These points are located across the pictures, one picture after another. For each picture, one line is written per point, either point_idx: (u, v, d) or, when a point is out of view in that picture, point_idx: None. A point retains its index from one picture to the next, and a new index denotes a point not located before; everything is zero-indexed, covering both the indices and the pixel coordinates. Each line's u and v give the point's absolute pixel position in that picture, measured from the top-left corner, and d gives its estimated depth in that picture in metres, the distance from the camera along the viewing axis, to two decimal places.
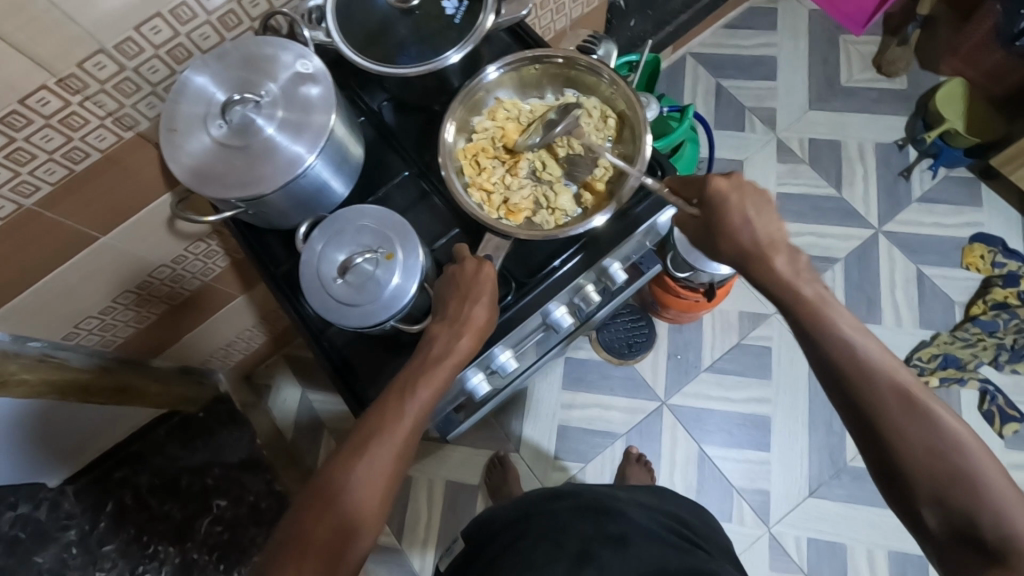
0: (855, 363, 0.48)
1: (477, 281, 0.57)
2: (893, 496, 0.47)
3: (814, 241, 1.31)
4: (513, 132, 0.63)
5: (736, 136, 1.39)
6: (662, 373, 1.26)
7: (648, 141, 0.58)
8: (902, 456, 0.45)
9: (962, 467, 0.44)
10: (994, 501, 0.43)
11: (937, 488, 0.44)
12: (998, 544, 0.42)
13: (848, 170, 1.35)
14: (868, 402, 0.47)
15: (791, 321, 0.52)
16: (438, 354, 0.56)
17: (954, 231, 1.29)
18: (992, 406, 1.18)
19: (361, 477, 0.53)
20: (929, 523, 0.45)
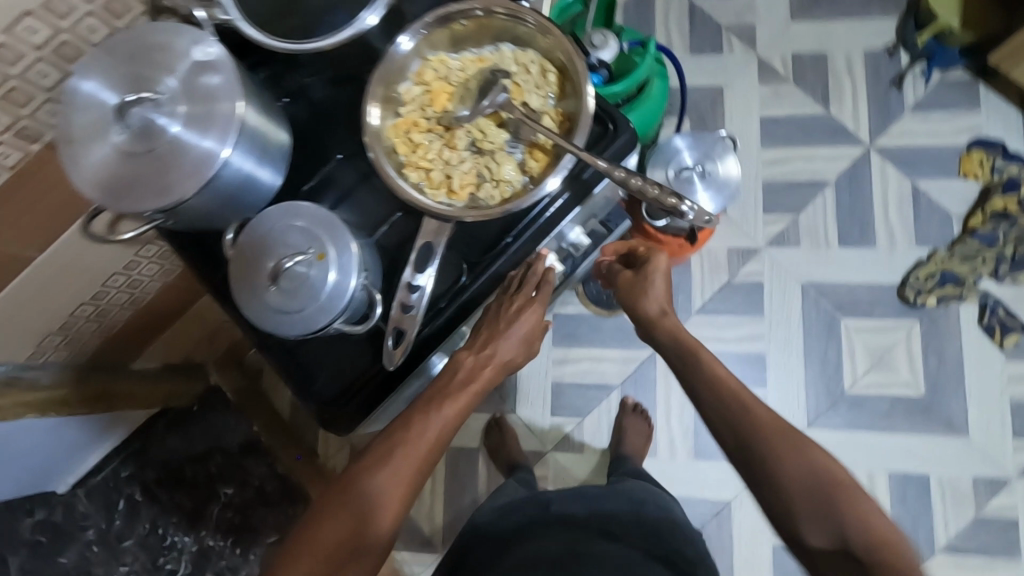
0: (734, 408, 0.62)
1: (514, 310, 0.63)
2: (785, 525, 0.58)
3: (802, 166, 1.25)
4: (445, 100, 0.57)
5: (713, 60, 1.30)
6: None
7: (590, 96, 0.53)
8: (783, 483, 0.58)
9: (834, 489, 0.56)
10: (858, 514, 0.55)
11: (814, 505, 0.56)
12: (866, 552, 0.54)
13: (835, 85, 1.26)
14: (751, 437, 0.60)
15: (697, 380, 0.65)
16: (464, 376, 0.63)
17: (950, 139, 1.22)
18: (992, 320, 1.15)
19: (381, 483, 0.58)
20: (814, 540, 0.56)
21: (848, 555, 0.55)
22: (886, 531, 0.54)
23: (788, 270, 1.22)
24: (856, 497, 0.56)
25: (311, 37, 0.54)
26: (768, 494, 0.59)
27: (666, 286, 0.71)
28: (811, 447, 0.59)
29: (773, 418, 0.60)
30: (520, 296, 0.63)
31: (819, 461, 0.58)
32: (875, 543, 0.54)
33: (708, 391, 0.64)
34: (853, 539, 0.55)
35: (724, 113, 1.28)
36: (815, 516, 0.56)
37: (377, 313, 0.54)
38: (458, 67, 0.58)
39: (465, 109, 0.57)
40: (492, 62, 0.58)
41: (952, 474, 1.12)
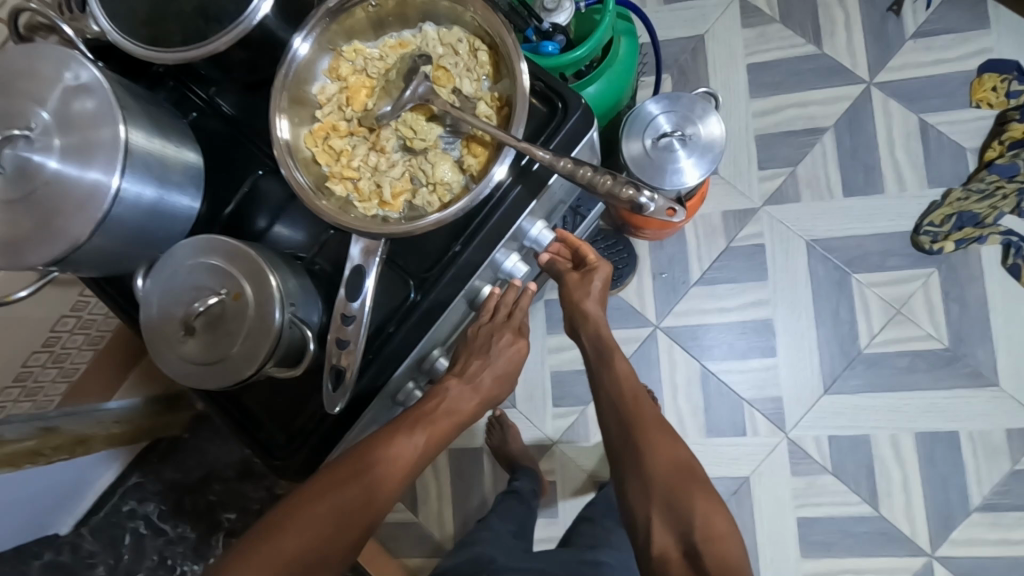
0: (627, 399, 0.72)
1: (504, 343, 0.65)
2: (640, 507, 0.65)
3: (797, 113, 1.15)
4: (365, 97, 0.50)
5: (691, 7, 1.19)
6: (648, 298, 1.16)
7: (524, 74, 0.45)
8: (649, 470, 0.66)
9: (687, 486, 0.65)
10: (702, 509, 0.63)
11: (668, 493, 0.65)
12: (703, 543, 0.61)
13: (827, 19, 1.15)
14: (633, 427, 0.70)
15: (608, 379, 0.75)
16: (447, 407, 0.61)
17: (958, 65, 1.11)
18: (1018, 259, 1.05)
19: (353, 502, 0.53)
20: (659, 529, 0.63)
21: (686, 546, 0.61)
22: (723, 529, 0.62)
23: (790, 228, 1.13)
24: (707, 494, 0.65)
25: (197, 42, 0.46)
26: (634, 480, 0.67)
27: (600, 297, 0.77)
28: (682, 449, 0.68)
29: (657, 417, 0.71)
30: (509, 326, 0.66)
31: (682, 460, 0.67)
32: (707, 532, 0.61)
33: (614, 386, 0.74)
34: (694, 529, 0.62)
35: (708, 64, 1.18)
36: (665, 504, 0.64)
37: (311, 350, 0.47)
38: (376, 55, 0.50)
39: (389, 104, 0.50)
40: (414, 46, 0.50)
41: (983, 428, 1.05)
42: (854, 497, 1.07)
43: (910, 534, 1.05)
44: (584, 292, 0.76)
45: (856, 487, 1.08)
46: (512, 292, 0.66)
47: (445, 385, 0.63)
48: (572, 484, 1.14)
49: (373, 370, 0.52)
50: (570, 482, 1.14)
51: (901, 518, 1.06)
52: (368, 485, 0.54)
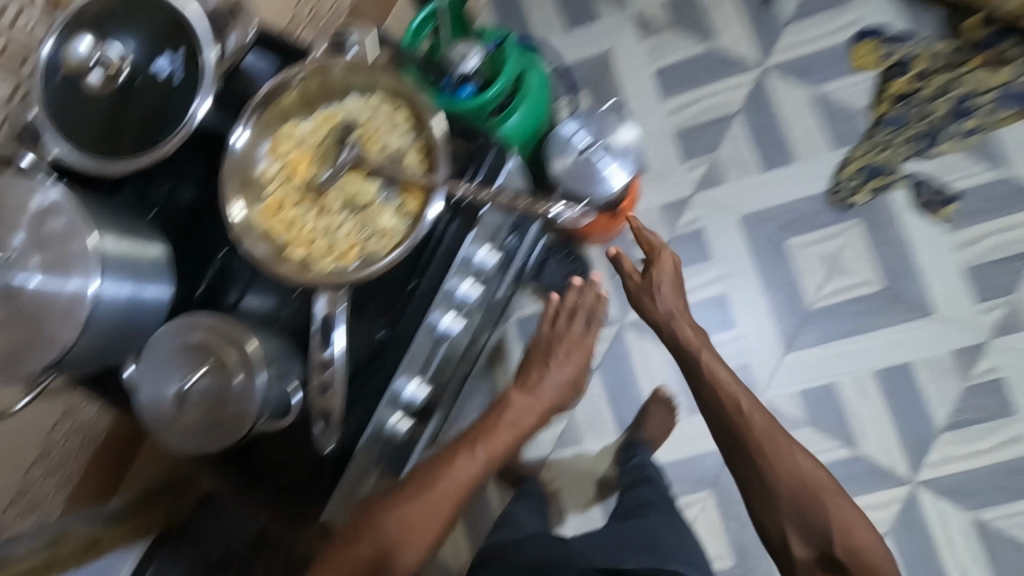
0: (735, 416, 0.78)
1: (562, 352, 0.81)
2: (770, 523, 0.71)
3: (705, 105, 1.25)
4: (304, 167, 0.56)
5: (590, 29, 1.31)
6: (611, 296, 1.23)
7: (439, 127, 0.53)
8: (775, 489, 0.72)
9: (811, 488, 0.70)
10: (837, 517, 0.68)
11: (795, 509, 0.70)
12: (844, 557, 0.66)
13: (714, 18, 1.28)
14: (748, 446, 0.75)
15: (702, 395, 0.82)
16: (512, 414, 0.74)
17: (836, 38, 1.23)
18: (924, 198, 1.16)
19: (434, 497, 0.63)
20: (799, 543, 0.69)
21: (823, 556, 0.68)
22: (863, 539, 0.67)
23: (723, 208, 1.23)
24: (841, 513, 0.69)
25: (146, 148, 0.52)
26: (760, 498, 0.72)
27: (671, 278, 0.94)
28: (800, 459, 0.73)
29: (766, 427, 0.76)
30: (569, 333, 0.82)
31: (813, 482, 0.71)
32: (845, 539, 0.67)
33: (719, 399, 0.80)
34: (833, 542, 0.67)
35: (618, 76, 1.28)
36: (800, 522, 0.69)
37: (296, 401, 0.53)
38: (309, 130, 0.56)
39: (328, 170, 0.56)
40: (342, 116, 0.56)
41: (932, 354, 1.14)
42: (835, 442, 1.14)
43: (891, 466, 1.12)
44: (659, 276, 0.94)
45: (834, 432, 1.15)
46: (589, 292, 0.84)
47: (508, 397, 0.76)
48: (577, 487, 1.18)
49: (359, 407, 0.57)
50: (574, 486, 1.19)
51: (881, 453, 1.13)
52: (446, 481, 0.65)
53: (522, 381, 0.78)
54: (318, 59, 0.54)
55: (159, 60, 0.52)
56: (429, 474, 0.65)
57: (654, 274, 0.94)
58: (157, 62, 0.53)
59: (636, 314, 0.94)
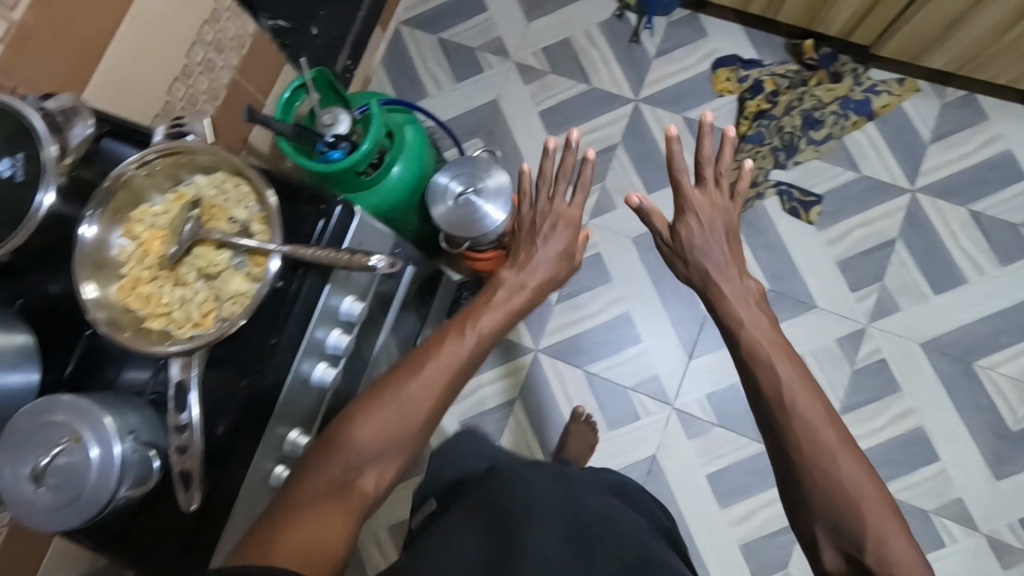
0: (783, 402, 0.65)
1: (552, 227, 0.85)
2: (800, 516, 0.62)
3: (589, 139, 1.35)
4: (158, 245, 0.60)
5: (477, 81, 1.41)
6: (522, 327, 1.29)
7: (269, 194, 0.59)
8: (809, 492, 0.61)
9: (850, 493, 0.59)
10: (876, 529, 0.56)
11: (828, 510, 0.59)
12: (875, 565, 0.55)
13: (588, 61, 1.39)
14: (786, 438, 0.63)
15: (750, 378, 0.70)
16: (507, 290, 0.79)
17: (696, 69, 1.35)
18: (792, 204, 1.27)
19: (415, 394, 0.66)
20: (825, 544, 0.60)
21: (852, 561, 0.58)
22: (901, 555, 0.55)
23: (617, 231, 1.31)
24: (886, 548, 0.55)
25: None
26: (794, 495, 0.62)
27: (707, 209, 0.83)
28: (845, 463, 0.60)
29: (820, 418, 0.63)
30: (557, 207, 0.86)
31: (853, 494, 0.59)
32: (869, 550, 0.56)
33: (773, 392, 0.66)
34: (864, 551, 0.56)
35: (507, 120, 1.38)
36: (834, 525, 0.59)
37: (156, 467, 0.56)
38: (161, 211, 0.61)
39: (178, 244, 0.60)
40: (190, 195, 0.61)
41: (821, 344, 1.22)
42: (745, 439, 1.21)
43: None
44: (710, 206, 0.83)
45: (742, 429, 1.21)
46: (587, 165, 0.85)
47: (501, 275, 0.82)
48: None
49: (232, 461, 0.60)
50: None
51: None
52: (438, 369, 0.68)
53: (514, 262, 0.83)
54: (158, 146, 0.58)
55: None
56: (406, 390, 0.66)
57: (681, 221, 0.84)
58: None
59: (671, 244, 0.86)
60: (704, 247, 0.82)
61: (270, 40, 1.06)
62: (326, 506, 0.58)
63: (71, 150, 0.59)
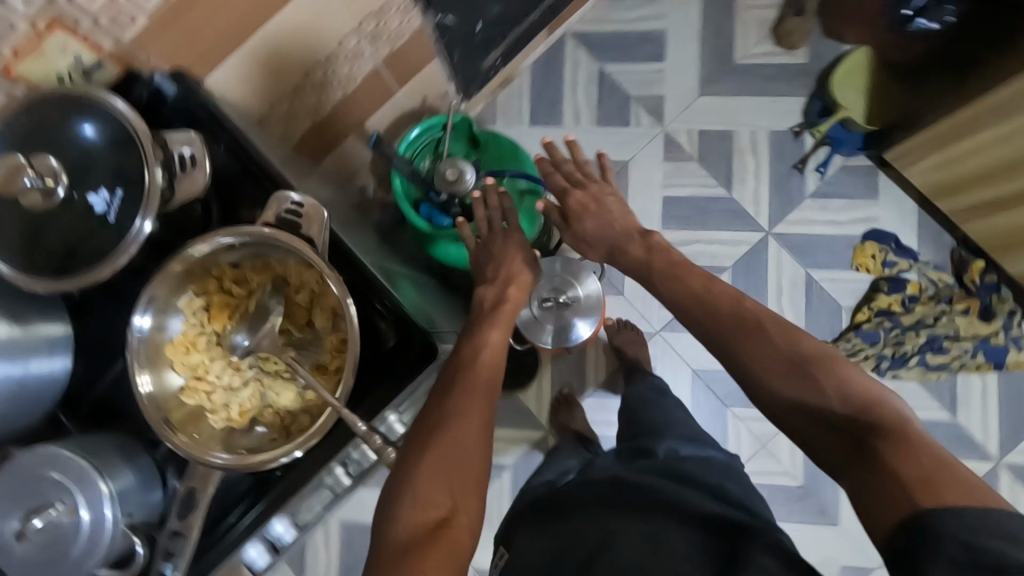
0: (702, 308, 0.73)
1: (501, 242, 0.90)
2: (766, 394, 0.65)
3: (700, 249, 1.24)
4: (224, 314, 0.55)
5: (618, 133, 1.28)
6: (545, 403, 1.24)
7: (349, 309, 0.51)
8: (755, 361, 0.66)
9: (804, 355, 0.64)
10: (846, 378, 0.61)
11: (798, 374, 0.63)
12: (856, 414, 0.58)
13: (739, 166, 1.25)
14: (722, 332, 0.70)
15: (671, 304, 0.77)
16: (494, 300, 0.82)
17: (845, 230, 1.21)
18: None
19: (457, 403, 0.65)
20: (798, 409, 0.63)
21: (841, 420, 0.59)
22: (874, 391, 0.59)
23: (680, 355, 1.23)
24: (878, 405, 0.58)
25: (69, 276, 0.51)
26: (758, 388, 0.66)
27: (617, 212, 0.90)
28: (784, 334, 0.67)
29: (738, 315, 0.70)
30: (499, 230, 0.91)
31: (831, 386, 0.61)
32: (854, 405, 0.59)
33: (686, 300, 0.75)
34: (838, 393, 0.60)
35: (628, 190, 1.26)
36: (801, 380, 0.63)
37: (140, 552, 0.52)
38: (244, 278, 0.56)
39: (250, 329, 0.55)
40: (279, 273, 0.55)
41: (823, 561, 1.16)
42: None
43: None
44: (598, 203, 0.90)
45: None
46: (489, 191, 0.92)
47: (480, 291, 0.85)
48: None
49: (211, 556, 0.57)
50: None
51: None
52: (464, 379, 0.67)
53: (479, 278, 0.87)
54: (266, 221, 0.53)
55: (96, 195, 0.50)
56: (449, 408, 0.64)
57: (571, 208, 0.91)
58: (93, 192, 0.51)
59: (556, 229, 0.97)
60: (604, 206, 0.89)
61: (431, 34, 0.95)
62: (425, 548, 0.54)
63: (170, 198, 0.54)
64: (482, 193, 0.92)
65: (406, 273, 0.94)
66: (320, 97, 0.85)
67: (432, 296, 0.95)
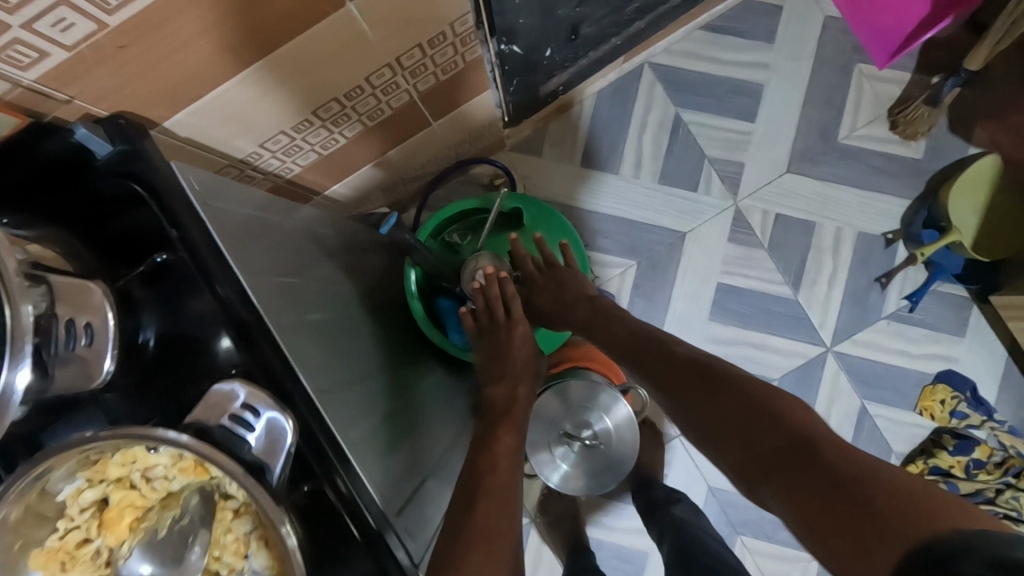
0: (602, 316, 0.72)
1: (508, 332, 0.75)
2: (696, 430, 0.55)
3: (748, 352, 1.06)
4: (120, 523, 0.37)
5: (680, 197, 1.08)
6: (535, 489, 1.09)
7: (292, 548, 0.35)
8: (667, 376, 0.59)
9: (709, 368, 0.57)
10: (756, 389, 0.52)
11: (706, 390, 0.55)
12: (792, 433, 0.46)
13: (813, 265, 1.06)
14: (630, 346, 0.66)
15: (592, 318, 0.73)
16: (507, 400, 0.70)
17: (918, 365, 1.05)
18: None
19: (489, 509, 0.55)
20: (717, 443, 0.52)
21: (765, 443, 0.48)
22: (786, 398, 0.50)
23: (697, 467, 1.08)
24: (780, 407, 0.49)
25: None
26: (684, 421, 0.56)
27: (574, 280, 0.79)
28: (692, 352, 0.60)
29: (637, 333, 0.67)
30: (500, 318, 0.77)
31: (740, 387, 0.53)
32: (770, 412, 0.49)
33: (594, 310, 0.74)
34: (756, 401, 0.51)
35: (679, 267, 1.07)
36: (710, 391, 0.55)
37: None
38: (160, 474, 0.37)
39: (158, 564, 0.37)
40: (214, 478, 0.37)
41: None
42: None
43: None
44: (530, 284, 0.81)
45: None
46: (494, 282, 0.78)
47: (488, 392, 0.72)
48: None
49: None
50: None
51: None
52: (487, 491, 0.57)
53: (487, 376, 0.73)
54: (194, 419, 0.37)
55: None
56: (467, 524, 0.54)
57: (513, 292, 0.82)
58: None
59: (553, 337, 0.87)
60: (565, 285, 0.78)
61: (488, 65, 0.74)
62: None
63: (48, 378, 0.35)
64: (484, 282, 0.79)
65: (408, 367, 0.75)
66: (330, 133, 0.66)
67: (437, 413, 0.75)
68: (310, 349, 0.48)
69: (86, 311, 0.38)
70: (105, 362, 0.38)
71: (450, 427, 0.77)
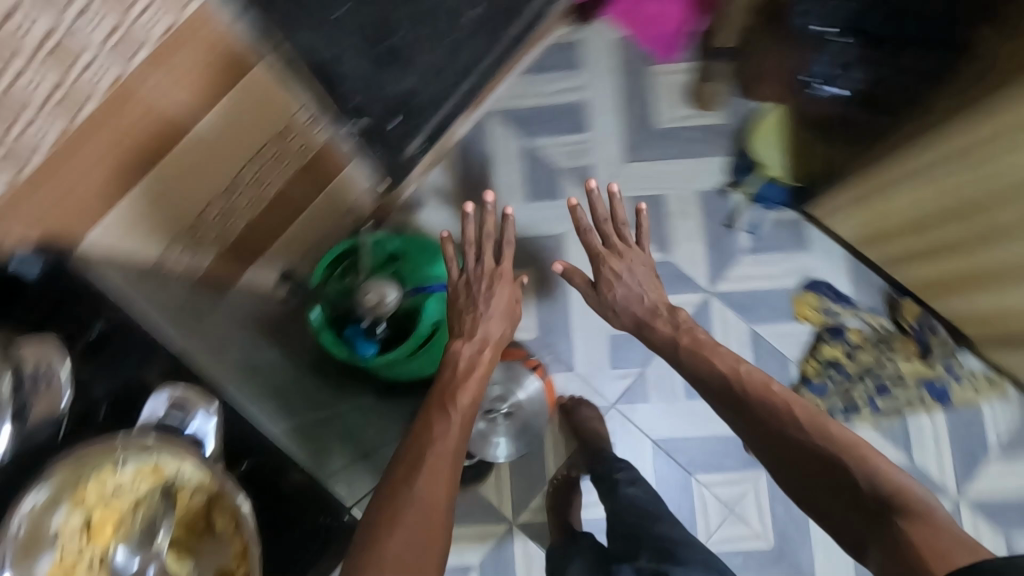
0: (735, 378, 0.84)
1: (488, 289, 0.89)
2: (794, 480, 0.74)
3: None
4: (103, 530, 0.47)
5: (549, 208, 1.27)
6: (507, 494, 1.19)
7: (248, 517, 0.49)
8: (777, 429, 0.76)
9: (819, 426, 0.74)
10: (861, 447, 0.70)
11: (816, 459, 0.71)
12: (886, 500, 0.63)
13: (671, 229, 1.25)
14: (739, 406, 0.82)
15: (707, 375, 0.87)
16: (465, 364, 0.80)
17: (782, 283, 1.22)
18: None
19: (429, 471, 0.65)
20: (812, 489, 0.71)
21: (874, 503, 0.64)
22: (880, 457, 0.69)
23: (638, 428, 1.20)
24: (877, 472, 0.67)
25: None
26: (784, 470, 0.75)
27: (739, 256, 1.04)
28: (799, 407, 0.77)
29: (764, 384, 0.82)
30: (485, 272, 0.90)
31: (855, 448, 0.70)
32: (875, 484, 0.66)
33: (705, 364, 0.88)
34: (867, 470, 0.67)
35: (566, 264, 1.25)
36: (821, 442, 0.72)
37: None
38: (126, 483, 0.48)
39: (138, 546, 0.47)
40: (169, 478, 0.50)
41: None
42: None
43: None
44: (626, 261, 1.01)
45: None
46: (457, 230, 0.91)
47: (454, 347, 0.83)
48: None
49: None
50: None
51: None
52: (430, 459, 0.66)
53: (460, 331, 0.85)
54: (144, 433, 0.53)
55: None
56: (411, 495, 0.62)
57: (603, 276, 1.01)
58: None
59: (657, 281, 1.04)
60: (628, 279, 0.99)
61: (341, 140, 0.92)
62: None
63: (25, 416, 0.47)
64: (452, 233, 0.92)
65: (338, 400, 0.88)
66: (225, 224, 0.81)
67: (371, 425, 0.90)
68: (233, 376, 0.61)
69: (47, 361, 0.49)
70: (62, 398, 0.49)
71: (389, 434, 0.90)
